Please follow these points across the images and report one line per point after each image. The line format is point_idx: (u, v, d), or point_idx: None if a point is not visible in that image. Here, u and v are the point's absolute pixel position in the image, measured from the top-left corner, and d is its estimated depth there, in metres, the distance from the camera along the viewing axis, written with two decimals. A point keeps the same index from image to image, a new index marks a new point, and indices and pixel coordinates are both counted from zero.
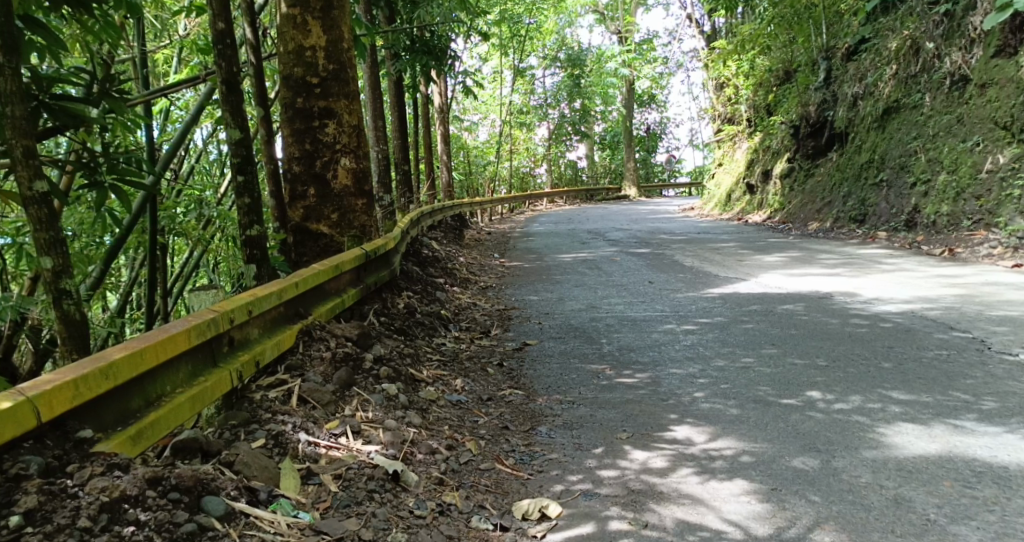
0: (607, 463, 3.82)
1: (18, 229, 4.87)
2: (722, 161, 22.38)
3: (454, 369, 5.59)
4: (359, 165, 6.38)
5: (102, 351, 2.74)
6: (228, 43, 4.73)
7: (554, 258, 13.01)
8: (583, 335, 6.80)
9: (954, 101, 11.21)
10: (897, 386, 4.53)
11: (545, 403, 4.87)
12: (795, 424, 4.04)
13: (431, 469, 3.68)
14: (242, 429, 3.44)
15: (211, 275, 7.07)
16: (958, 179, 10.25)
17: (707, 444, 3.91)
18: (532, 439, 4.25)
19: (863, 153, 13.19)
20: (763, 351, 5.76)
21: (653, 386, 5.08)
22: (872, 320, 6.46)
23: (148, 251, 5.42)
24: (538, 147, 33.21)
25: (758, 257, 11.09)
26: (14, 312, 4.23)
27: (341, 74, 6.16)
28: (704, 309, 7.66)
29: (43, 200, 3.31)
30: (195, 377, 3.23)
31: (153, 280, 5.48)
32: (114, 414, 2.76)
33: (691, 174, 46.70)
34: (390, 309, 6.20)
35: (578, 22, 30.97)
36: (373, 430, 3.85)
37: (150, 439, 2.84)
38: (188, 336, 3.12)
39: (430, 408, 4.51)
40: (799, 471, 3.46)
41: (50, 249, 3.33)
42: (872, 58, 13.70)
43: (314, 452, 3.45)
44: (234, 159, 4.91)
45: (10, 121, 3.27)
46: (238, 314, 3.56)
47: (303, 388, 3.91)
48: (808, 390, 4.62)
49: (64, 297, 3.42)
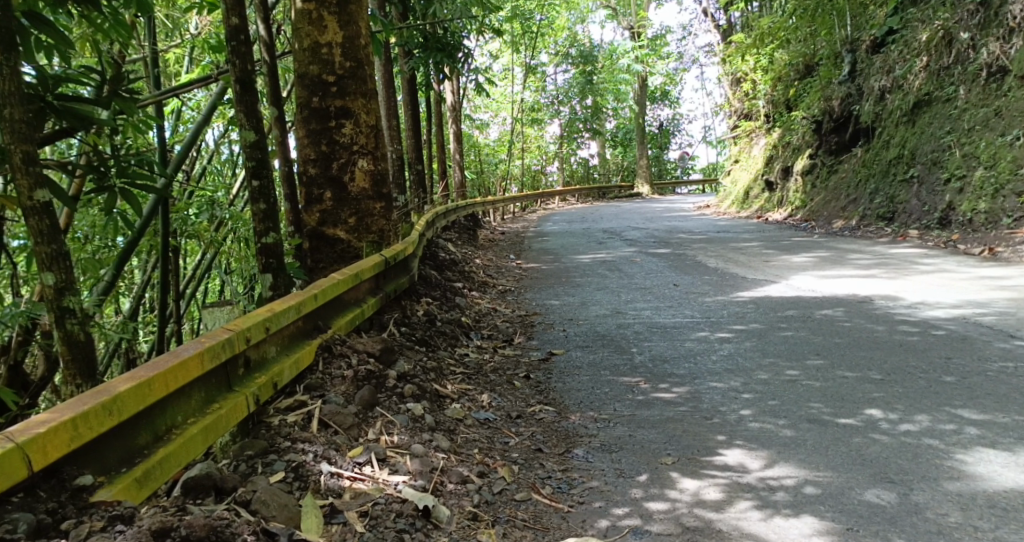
0: (654, 494, 3.49)
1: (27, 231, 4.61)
2: (739, 157, 21.99)
3: (480, 382, 5.26)
4: (376, 167, 6.09)
5: (105, 382, 2.42)
6: (242, 40, 4.43)
7: (572, 258, 12.68)
8: (612, 343, 6.47)
9: (991, 93, 10.91)
10: (967, 404, 4.20)
11: (579, 420, 4.54)
12: (859, 448, 3.71)
13: (463, 502, 3.37)
14: (260, 459, 3.15)
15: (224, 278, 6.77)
16: (997, 174, 9.94)
17: (764, 471, 3.58)
18: (569, 464, 3.92)
19: (890, 148, 12.82)
20: (808, 362, 5.43)
21: (694, 402, 4.74)
22: (923, 327, 6.12)
23: (160, 255, 5.13)
24: (549, 145, 32.91)
25: (785, 257, 10.73)
26: (26, 318, 3.96)
27: (357, 72, 5.86)
28: (738, 314, 7.33)
29: (44, 210, 3.01)
30: (208, 404, 2.92)
31: (166, 284, 5.20)
32: (118, 453, 2.45)
33: (705, 170, 46.34)
34: (411, 319, 5.89)
35: (590, 18, 30.54)
36: (400, 458, 3.52)
37: (159, 479, 2.53)
38: (201, 361, 2.81)
39: (457, 429, 4.20)
40: (875, 508, 3.13)
41: (52, 264, 3.02)
42: (900, 50, 13.30)
43: (337, 484, 3.14)
44: (248, 163, 4.61)
45: (8, 124, 2.96)
46: (255, 333, 3.27)
47: (324, 411, 3.61)
48: (866, 407, 4.30)
49: (67, 316, 3.11)
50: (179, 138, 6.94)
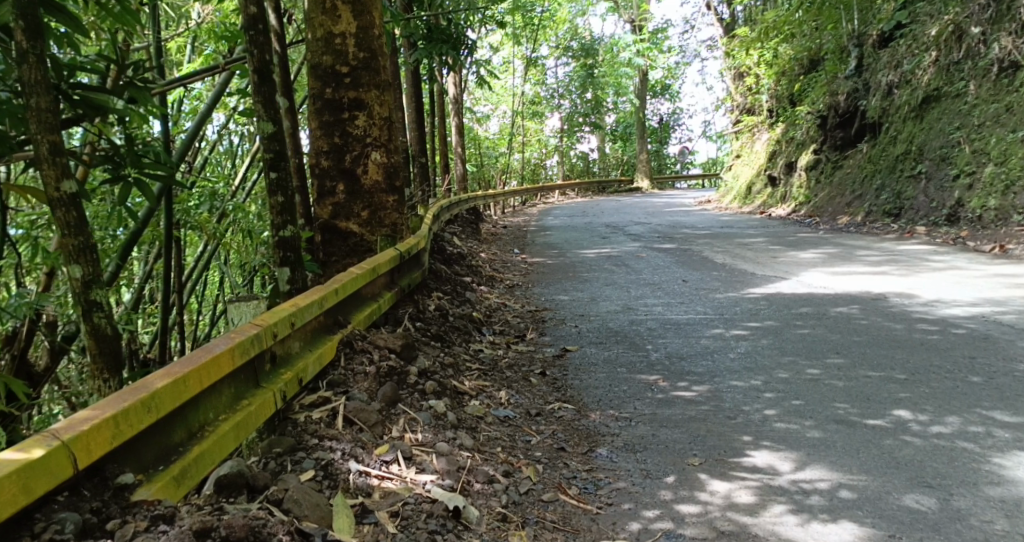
0: (684, 497, 3.42)
1: (33, 221, 4.50)
2: (740, 153, 21.96)
3: (496, 379, 5.18)
4: (390, 159, 6.01)
5: (144, 378, 2.35)
6: (260, 29, 4.36)
7: (577, 253, 12.60)
8: (627, 340, 6.41)
9: (1002, 89, 10.87)
10: (998, 407, 4.22)
11: (600, 419, 4.49)
12: (891, 451, 3.67)
13: (492, 502, 3.31)
14: (288, 457, 3.09)
15: (226, 269, 6.66)
16: (1008, 171, 9.91)
17: (795, 474, 3.52)
18: (593, 464, 3.85)
19: (897, 144, 12.79)
20: (829, 362, 5.40)
21: (716, 401, 4.68)
22: (942, 326, 6.15)
23: (163, 245, 5.04)
24: (549, 139, 32.79)
25: (793, 253, 10.69)
26: (31, 310, 3.94)
27: (371, 63, 5.78)
28: (751, 310, 7.30)
29: (71, 202, 2.94)
30: (237, 400, 2.88)
31: (170, 275, 5.10)
32: (155, 451, 2.38)
33: (703, 166, 46.36)
34: (425, 314, 5.81)
35: (592, 10, 30.39)
36: (426, 456, 3.46)
37: (195, 478, 2.46)
38: (231, 356, 2.76)
39: (478, 427, 4.13)
40: (916, 514, 3.09)
41: (79, 256, 2.95)
42: (908, 45, 13.27)
43: (366, 484, 3.08)
44: (266, 155, 4.53)
45: (34, 115, 2.89)
46: (281, 328, 3.23)
47: (348, 408, 3.55)
48: (893, 409, 4.29)
49: (95, 309, 3.04)
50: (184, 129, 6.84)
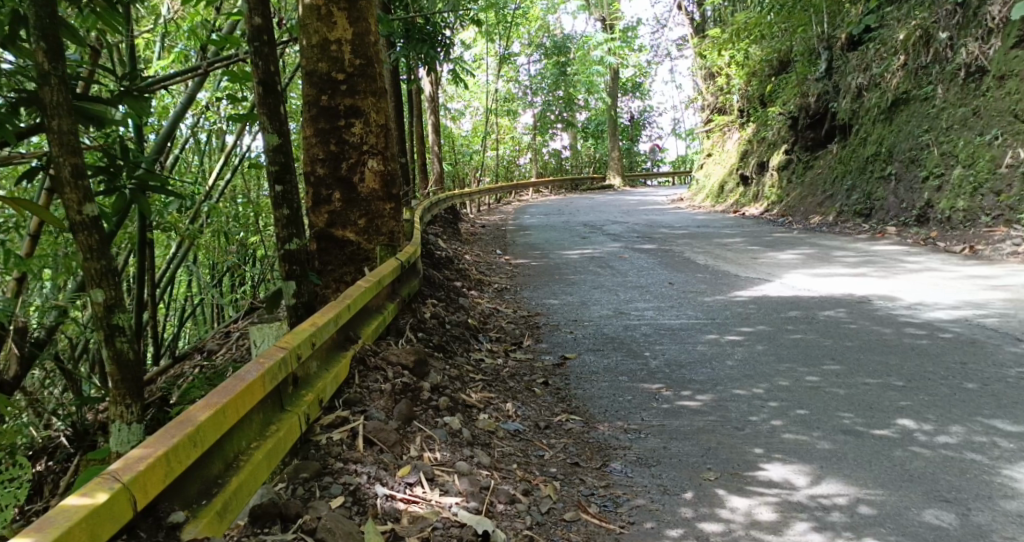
0: (706, 514, 3.46)
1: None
2: (710, 151, 22.10)
3: (501, 390, 5.18)
4: (387, 167, 5.96)
5: (186, 411, 2.35)
6: (265, 41, 4.28)
7: (560, 254, 12.59)
8: (623, 346, 6.43)
9: (969, 93, 11.04)
10: (997, 415, 4.33)
11: (609, 431, 4.50)
12: (903, 463, 3.75)
13: (517, 524, 3.32)
14: (316, 483, 3.08)
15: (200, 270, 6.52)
16: (975, 173, 10.11)
17: (813, 488, 3.57)
18: (609, 479, 3.87)
19: (867, 146, 12.98)
20: (826, 369, 5.47)
21: (722, 412, 4.70)
22: (930, 330, 6.26)
23: (139, 249, 4.90)
24: (522, 137, 32.71)
25: (773, 254, 10.79)
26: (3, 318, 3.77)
27: (367, 70, 5.73)
28: (741, 315, 7.37)
29: (93, 225, 2.89)
30: (267, 427, 2.85)
31: (142, 279, 4.95)
32: (197, 485, 2.36)
33: (674, 163, 46.63)
34: (425, 323, 5.78)
35: (562, 9, 30.36)
36: (448, 477, 3.46)
37: (236, 511, 2.44)
38: (263, 383, 2.74)
39: (492, 442, 4.13)
40: (938, 530, 3.20)
41: (102, 281, 2.93)
42: (877, 49, 13.47)
43: (393, 508, 3.07)
44: (270, 167, 4.47)
45: (55, 136, 2.84)
46: (304, 350, 3.21)
47: (368, 428, 3.53)
48: (898, 418, 4.36)
49: (116, 334, 3.02)
50: (158, 131, 6.68)
